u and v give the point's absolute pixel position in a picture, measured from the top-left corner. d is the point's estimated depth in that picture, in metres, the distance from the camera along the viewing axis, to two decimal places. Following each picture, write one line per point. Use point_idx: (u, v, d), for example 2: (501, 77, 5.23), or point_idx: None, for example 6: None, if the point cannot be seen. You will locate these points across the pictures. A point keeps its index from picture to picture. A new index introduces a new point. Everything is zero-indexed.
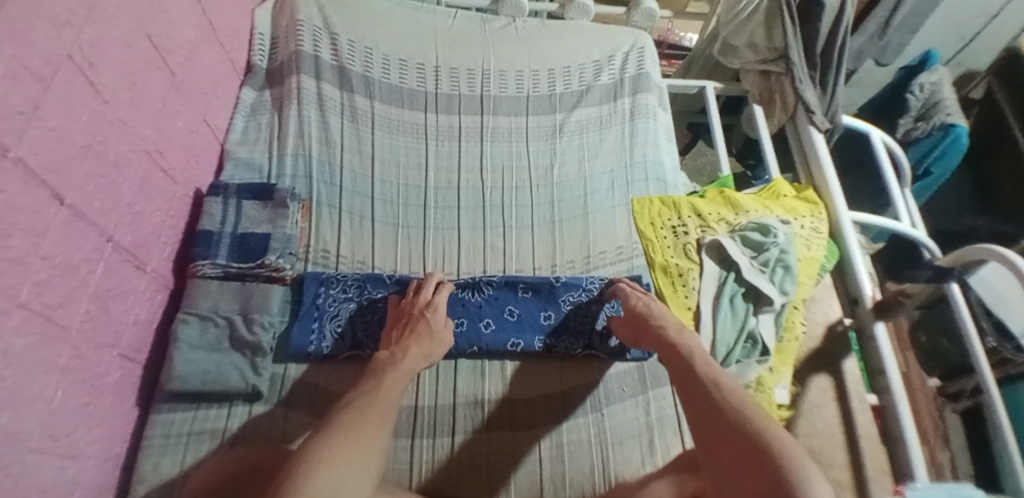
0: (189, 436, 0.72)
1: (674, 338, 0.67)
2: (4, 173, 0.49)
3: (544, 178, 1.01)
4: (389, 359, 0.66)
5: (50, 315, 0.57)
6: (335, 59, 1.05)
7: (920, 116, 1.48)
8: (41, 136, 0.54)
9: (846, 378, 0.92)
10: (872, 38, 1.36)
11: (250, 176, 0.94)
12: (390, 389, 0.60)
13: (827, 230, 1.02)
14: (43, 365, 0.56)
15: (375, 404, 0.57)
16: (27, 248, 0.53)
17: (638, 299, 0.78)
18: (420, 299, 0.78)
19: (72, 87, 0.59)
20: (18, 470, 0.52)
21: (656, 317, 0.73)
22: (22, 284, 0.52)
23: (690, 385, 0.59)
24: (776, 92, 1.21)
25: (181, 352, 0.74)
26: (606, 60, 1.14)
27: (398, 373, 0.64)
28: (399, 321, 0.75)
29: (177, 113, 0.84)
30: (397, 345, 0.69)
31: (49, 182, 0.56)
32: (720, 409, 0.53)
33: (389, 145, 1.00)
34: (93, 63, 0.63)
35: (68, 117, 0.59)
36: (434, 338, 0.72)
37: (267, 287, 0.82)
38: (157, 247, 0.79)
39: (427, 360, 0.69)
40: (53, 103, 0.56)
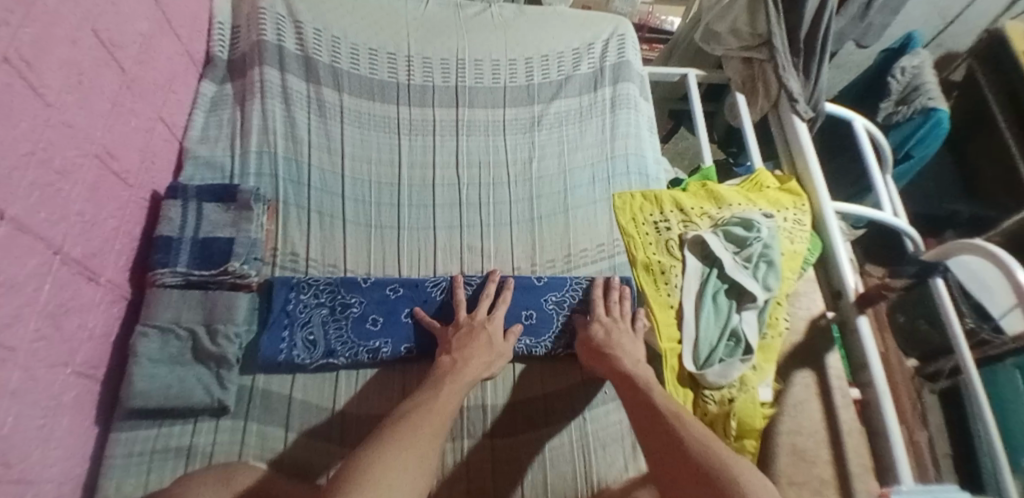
0: (152, 455, 0.68)
1: (628, 368, 0.70)
2: None
3: (523, 172, 0.98)
4: (452, 366, 0.69)
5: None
6: (300, 49, 0.99)
7: (901, 99, 1.46)
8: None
9: (829, 373, 0.92)
10: (854, 20, 1.33)
11: (211, 176, 0.89)
12: (448, 398, 0.63)
13: (809, 222, 1.01)
14: None
15: (434, 412, 0.59)
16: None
17: (599, 325, 0.79)
18: (476, 314, 0.78)
19: (11, 90, 0.54)
20: None
21: (614, 345, 0.75)
22: None
23: (648, 418, 0.62)
24: (759, 79, 1.19)
25: (141, 367, 0.70)
26: (585, 48, 1.10)
27: (457, 382, 0.66)
28: (457, 332, 0.75)
29: (130, 112, 0.78)
30: (459, 352, 0.71)
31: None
32: (683, 445, 0.57)
33: (361, 142, 0.95)
34: (35, 64, 0.58)
35: (8, 123, 0.54)
36: (495, 350, 0.74)
37: (231, 295, 0.77)
38: (112, 256, 0.74)
39: (487, 370, 0.71)
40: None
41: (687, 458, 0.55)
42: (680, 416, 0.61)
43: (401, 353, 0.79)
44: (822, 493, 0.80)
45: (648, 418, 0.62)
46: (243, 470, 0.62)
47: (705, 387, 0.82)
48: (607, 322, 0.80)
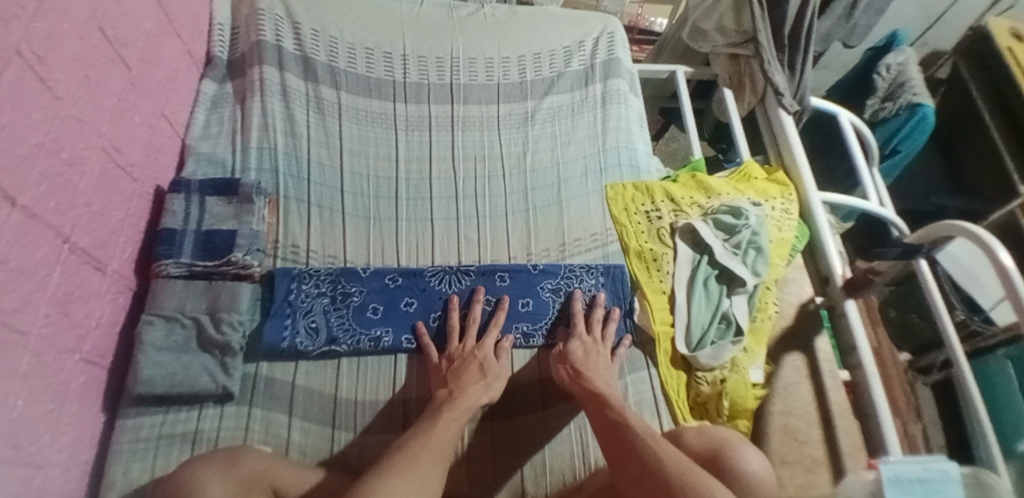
0: (159, 440, 0.70)
1: (597, 389, 0.70)
2: None
3: (517, 165, 1.00)
4: (449, 397, 0.70)
5: (9, 321, 0.55)
6: (298, 49, 1.02)
7: (887, 96, 1.50)
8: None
9: (818, 356, 0.95)
10: (840, 20, 1.38)
11: (213, 171, 0.91)
12: (445, 427, 0.62)
13: (797, 212, 1.05)
14: (5, 373, 0.54)
15: (431, 442, 0.59)
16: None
17: (579, 344, 0.79)
18: (466, 343, 0.79)
19: (23, 82, 0.56)
20: None
21: (590, 368, 0.75)
22: None
23: (620, 435, 0.61)
24: (745, 75, 1.22)
25: (147, 354, 0.72)
26: (576, 45, 1.13)
27: (456, 410, 0.66)
28: (449, 367, 0.76)
29: (134, 108, 0.80)
30: (455, 382, 0.72)
31: (3, 183, 0.53)
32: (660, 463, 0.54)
33: (359, 137, 0.98)
34: (45, 58, 0.60)
35: (20, 114, 0.56)
36: (490, 373, 0.75)
37: (234, 285, 0.79)
38: (117, 247, 0.76)
39: (485, 394, 0.72)
40: (4, 98, 0.53)
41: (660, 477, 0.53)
42: (653, 433, 0.60)
43: (403, 343, 0.81)
44: (813, 472, 0.82)
45: (617, 436, 0.61)
46: (248, 454, 0.63)
47: (697, 369, 0.84)
48: (586, 336, 0.81)
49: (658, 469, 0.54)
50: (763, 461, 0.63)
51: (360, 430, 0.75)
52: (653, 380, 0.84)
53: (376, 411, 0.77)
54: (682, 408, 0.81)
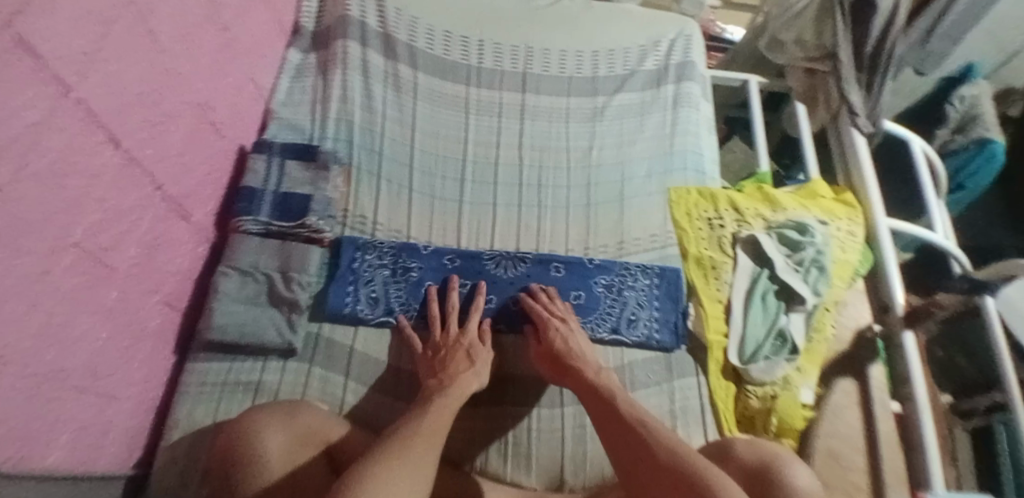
0: (224, 386, 0.74)
1: (590, 378, 0.70)
2: (64, 112, 0.50)
3: (582, 160, 1.01)
4: (439, 386, 0.68)
5: (101, 256, 0.58)
6: (381, 26, 1.04)
7: (958, 129, 1.46)
8: (101, 79, 0.55)
9: (871, 384, 0.91)
10: (915, 46, 1.31)
11: (293, 136, 0.94)
12: (435, 418, 0.60)
13: (862, 235, 1.02)
14: (90, 304, 0.57)
15: (421, 432, 0.57)
16: (82, 189, 0.54)
17: (556, 332, 0.78)
18: (449, 331, 0.77)
19: (132, 32, 0.60)
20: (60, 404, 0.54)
21: (574, 356, 0.74)
22: (75, 223, 0.53)
23: (615, 421, 0.62)
24: (820, 91, 1.19)
25: (221, 303, 0.76)
26: (652, 45, 1.13)
27: (448, 400, 0.64)
28: (435, 356, 0.74)
29: (226, 69, 0.84)
30: (444, 372, 0.71)
31: (108, 125, 0.57)
32: (655, 453, 0.56)
33: (431, 117, 1.00)
34: (153, 11, 0.64)
35: (127, 62, 0.59)
36: (478, 360, 0.73)
37: (305, 247, 0.82)
38: (202, 199, 0.80)
39: (475, 380, 0.70)
40: (113, 47, 0.56)
41: (656, 464, 0.55)
42: (645, 419, 0.61)
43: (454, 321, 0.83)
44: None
45: (612, 424, 0.62)
46: (305, 409, 0.67)
47: (747, 382, 0.83)
48: (557, 324, 0.79)
49: (649, 452, 0.56)
50: (811, 477, 0.62)
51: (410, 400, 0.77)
52: (701, 387, 0.82)
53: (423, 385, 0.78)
54: (728, 419, 0.80)
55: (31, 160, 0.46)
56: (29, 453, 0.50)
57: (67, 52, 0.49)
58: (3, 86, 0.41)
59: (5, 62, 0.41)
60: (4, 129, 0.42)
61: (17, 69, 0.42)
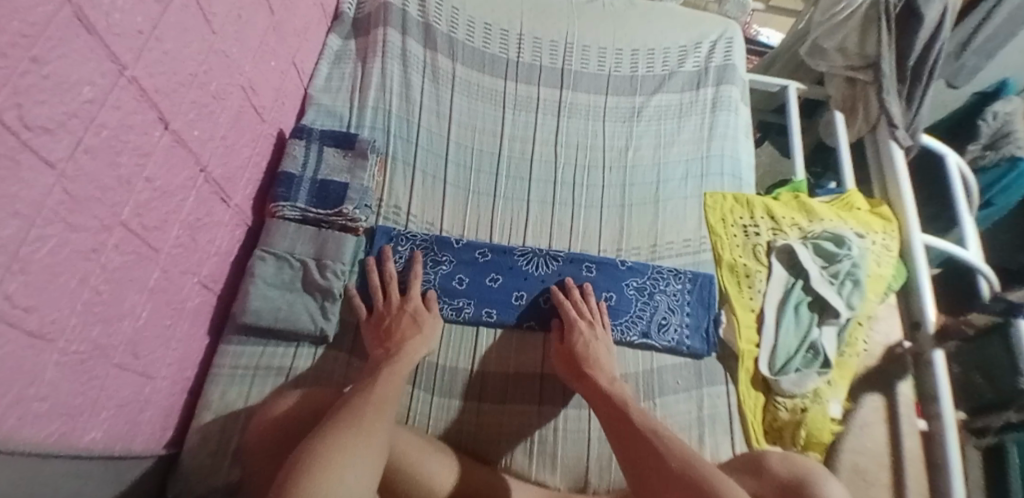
0: (256, 370, 0.74)
1: (604, 387, 0.70)
2: (120, 90, 0.49)
3: (618, 159, 1.00)
4: (387, 356, 0.69)
5: (146, 237, 0.58)
6: (422, 16, 1.04)
7: (990, 144, 1.37)
8: (155, 58, 0.55)
9: (899, 401, 0.90)
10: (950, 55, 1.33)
11: (331, 123, 0.94)
12: (386, 384, 0.62)
13: (897, 249, 1.00)
14: (134, 284, 0.57)
15: (370, 400, 0.59)
16: (133, 168, 0.53)
17: (578, 336, 0.78)
18: (391, 300, 0.78)
19: (187, 12, 0.59)
20: (100, 381, 0.54)
21: (592, 362, 0.75)
22: (125, 203, 0.53)
23: (630, 430, 0.63)
24: (859, 101, 1.17)
25: (257, 287, 0.76)
26: (692, 46, 1.11)
27: (396, 366, 0.66)
28: (379, 324, 0.75)
29: (271, 52, 0.84)
30: (391, 341, 0.72)
31: (159, 104, 0.56)
32: (668, 463, 0.57)
33: (468, 110, 1.00)
34: None
35: (181, 42, 0.59)
36: (424, 325, 0.75)
37: (341, 235, 0.82)
38: (242, 182, 0.80)
39: (424, 345, 0.73)
40: (168, 26, 0.56)
41: (670, 474, 0.56)
42: (659, 431, 0.62)
43: (483, 316, 0.83)
44: None
45: (626, 433, 0.63)
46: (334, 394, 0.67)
47: (777, 393, 0.82)
48: (582, 328, 0.79)
49: (664, 463, 0.57)
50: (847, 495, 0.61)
51: (441, 393, 0.77)
52: (729, 396, 0.82)
53: (451, 377, 0.78)
54: (757, 430, 0.80)
55: (85, 137, 0.45)
56: (69, 428, 0.51)
57: (124, 29, 0.49)
58: (63, 61, 0.41)
59: (65, 37, 0.40)
60: (59, 104, 0.41)
61: (77, 44, 0.42)
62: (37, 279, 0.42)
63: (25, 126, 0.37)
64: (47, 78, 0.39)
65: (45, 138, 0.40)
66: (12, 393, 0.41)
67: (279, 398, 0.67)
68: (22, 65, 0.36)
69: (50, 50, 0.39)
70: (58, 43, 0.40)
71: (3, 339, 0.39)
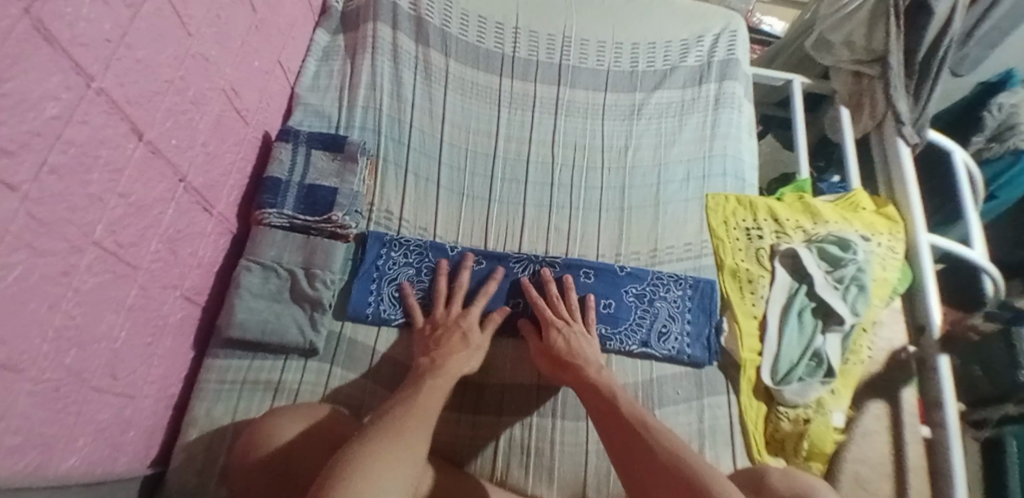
0: (243, 384, 0.71)
1: (591, 379, 0.69)
2: (88, 104, 0.46)
3: (617, 160, 0.97)
4: (432, 365, 0.68)
5: (121, 254, 0.55)
6: (413, 9, 1.00)
7: (994, 136, 1.32)
8: (126, 67, 0.51)
9: (902, 408, 0.87)
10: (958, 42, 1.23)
11: (319, 124, 0.91)
12: (431, 396, 0.61)
13: (902, 251, 0.98)
14: (111, 304, 0.55)
15: (412, 412, 0.57)
16: (105, 184, 0.50)
17: (557, 332, 0.76)
18: (452, 309, 0.77)
19: (160, 16, 0.55)
20: (77, 408, 0.52)
21: (577, 356, 0.73)
22: (97, 221, 0.50)
23: (619, 424, 0.62)
24: (866, 95, 1.13)
25: (243, 299, 0.73)
26: (694, 40, 1.07)
27: (439, 379, 0.65)
28: (432, 333, 0.74)
29: (255, 52, 0.80)
30: (437, 352, 0.70)
31: (131, 115, 0.53)
32: (657, 456, 0.57)
33: (462, 109, 0.96)
34: None
35: (155, 48, 0.55)
36: (472, 343, 0.73)
37: (330, 243, 0.79)
38: (226, 190, 0.77)
39: (467, 363, 0.70)
40: (139, 32, 0.52)
41: (660, 467, 0.56)
42: (648, 422, 0.62)
43: None
44: None
45: (615, 427, 0.62)
46: (325, 410, 0.66)
47: (779, 403, 0.80)
48: (561, 325, 0.77)
49: (652, 457, 0.57)
50: None
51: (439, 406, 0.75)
52: (731, 406, 0.80)
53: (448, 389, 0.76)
54: (759, 441, 0.78)
55: (51, 156, 0.42)
56: (46, 459, 0.48)
57: (91, 38, 0.45)
58: (23, 78, 0.37)
59: (24, 52, 0.37)
60: (21, 123, 0.38)
61: (37, 58, 0.38)
62: (3, 311, 0.39)
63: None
64: (10, 97, 0.36)
65: (8, 162, 0.37)
66: None
67: (265, 417, 0.65)
68: None
69: (12, 68, 0.36)
70: (17, 59, 0.36)
71: None
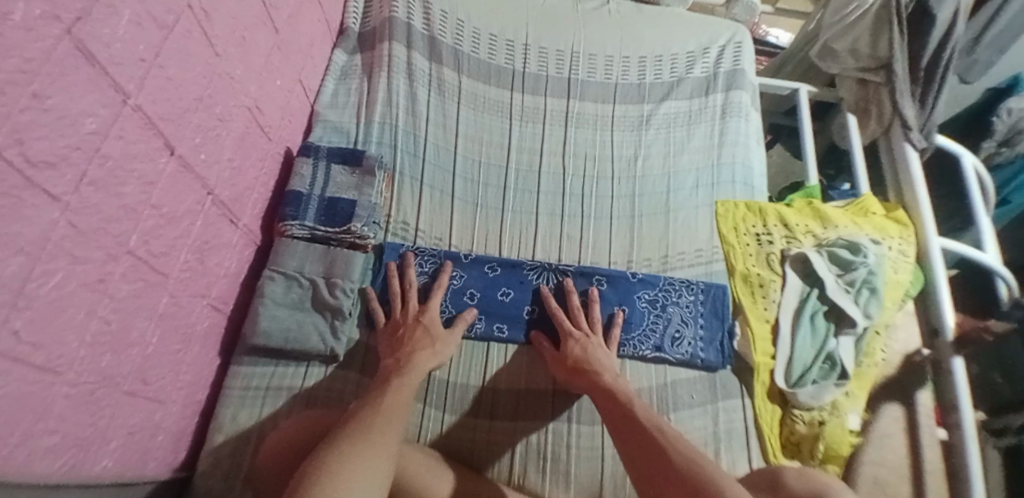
0: (267, 391, 0.74)
1: (608, 385, 0.71)
2: (124, 119, 0.49)
3: (627, 170, 0.99)
4: (396, 365, 0.70)
5: (153, 263, 0.58)
6: (426, 29, 1.04)
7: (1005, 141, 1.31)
8: (159, 84, 0.54)
9: (918, 411, 0.87)
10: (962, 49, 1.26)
11: (338, 140, 0.94)
12: (395, 398, 0.63)
13: (914, 255, 0.98)
14: (143, 311, 0.57)
15: (380, 414, 0.60)
16: (138, 196, 0.53)
17: (575, 341, 0.77)
18: (409, 307, 0.79)
19: (189, 36, 0.59)
20: (110, 412, 0.54)
21: (594, 362, 0.74)
22: (131, 232, 0.53)
23: (635, 433, 0.64)
24: (873, 103, 1.15)
25: (267, 307, 0.76)
26: (700, 52, 1.10)
27: (404, 379, 0.67)
28: (394, 333, 0.76)
29: (276, 71, 0.83)
30: (401, 351, 0.72)
31: (163, 131, 0.56)
32: (676, 466, 0.59)
33: (474, 122, 0.99)
34: (209, 15, 0.63)
35: (185, 67, 0.59)
36: (435, 337, 0.75)
37: (349, 253, 0.82)
38: (250, 202, 0.80)
39: (433, 359, 0.72)
40: (170, 52, 0.55)
41: (679, 478, 0.58)
42: (664, 428, 0.64)
43: (495, 331, 0.82)
44: None
45: (632, 434, 0.64)
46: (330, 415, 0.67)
47: (794, 406, 0.81)
48: (580, 334, 0.78)
49: (671, 466, 0.59)
50: None
51: (456, 412, 0.77)
52: (745, 410, 0.80)
53: (464, 394, 0.78)
54: (774, 444, 0.78)
55: (90, 169, 0.45)
56: (80, 460, 0.50)
57: (125, 57, 0.48)
58: (62, 94, 0.40)
59: (65, 70, 0.40)
60: (60, 138, 0.40)
61: (76, 76, 0.41)
62: (41, 317, 0.42)
63: (26, 163, 0.36)
64: (51, 113, 0.39)
65: (48, 173, 0.40)
66: (19, 431, 0.41)
67: (286, 422, 0.67)
68: (21, 101, 0.35)
69: (51, 85, 0.38)
70: (56, 76, 0.39)
71: (12, 376, 0.39)
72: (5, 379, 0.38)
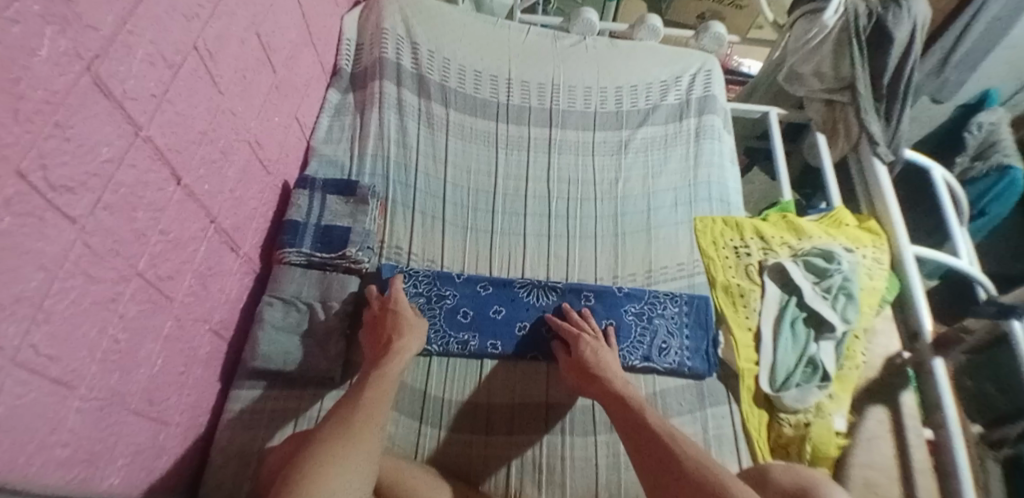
0: (268, 413, 0.76)
1: (617, 389, 0.72)
2: (136, 150, 0.54)
3: (608, 192, 1.04)
4: (377, 360, 0.72)
5: (160, 286, 0.61)
6: (415, 67, 1.12)
7: (977, 156, 1.36)
8: (167, 119, 0.59)
9: (903, 411, 0.89)
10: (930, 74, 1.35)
11: (333, 172, 0.99)
12: (375, 393, 0.65)
13: (888, 262, 1.02)
14: (150, 332, 0.60)
15: (358, 409, 0.62)
16: (148, 222, 0.57)
17: (585, 345, 0.80)
18: (373, 302, 0.81)
19: (195, 77, 0.64)
20: (117, 430, 0.56)
21: (603, 367, 0.76)
22: (140, 255, 0.56)
23: (644, 437, 0.64)
24: (840, 122, 1.22)
25: (266, 332, 0.78)
26: (673, 80, 1.18)
27: (382, 371, 0.69)
28: (372, 330, 0.79)
29: (275, 109, 0.89)
30: (379, 347, 0.75)
31: (171, 162, 0.61)
32: (683, 466, 0.59)
33: (462, 151, 1.05)
34: (213, 56, 0.68)
35: (191, 103, 0.64)
36: (405, 320, 0.78)
37: (345, 277, 0.86)
38: (250, 232, 0.84)
39: (410, 341, 0.75)
40: (178, 91, 0.61)
41: (684, 477, 0.58)
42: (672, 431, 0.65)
43: (488, 348, 0.85)
44: None
45: (640, 438, 0.65)
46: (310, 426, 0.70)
47: (780, 410, 0.83)
48: (589, 338, 0.81)
49: (679, 466, 0.59)
50: None
51: (451, 428, 0.78)
52: (733, 415, 0.83)
53: (458, 410, 0.80)
54: (763, 448, 0.80)
55: (104, 195, 0.49)
56: (89, 475, 0.52)
57: (138, 94, 0.53)
58: (82, 125, 0.45)
59: (86, 104, 0.45)
60: (80, 165, 0.45)
61: (96, 109, 0.46)
62: (59, 331, 0.45)
63: (49, 187, 0.41)
64: (72, 142, 0.43)
65: (68, 197, 0.44)
66: (35, 440, 0.43)
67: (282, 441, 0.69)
68: (47, 131, 0.40)
69: (73, 117, 0.43)
70: (78, 108, 0.44)
71: (29, 387, 0.42)
72: (23, 388, 0.41)
